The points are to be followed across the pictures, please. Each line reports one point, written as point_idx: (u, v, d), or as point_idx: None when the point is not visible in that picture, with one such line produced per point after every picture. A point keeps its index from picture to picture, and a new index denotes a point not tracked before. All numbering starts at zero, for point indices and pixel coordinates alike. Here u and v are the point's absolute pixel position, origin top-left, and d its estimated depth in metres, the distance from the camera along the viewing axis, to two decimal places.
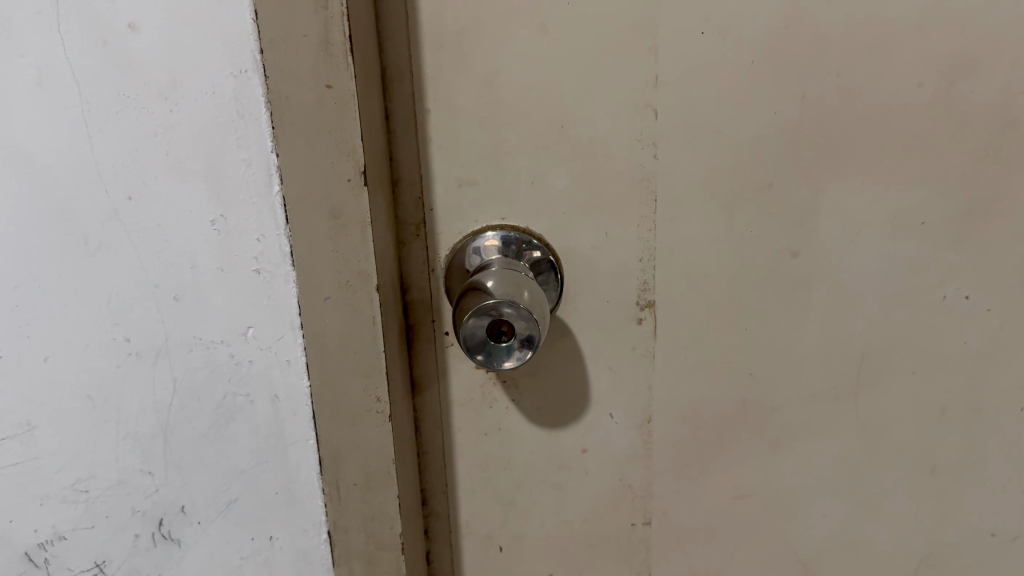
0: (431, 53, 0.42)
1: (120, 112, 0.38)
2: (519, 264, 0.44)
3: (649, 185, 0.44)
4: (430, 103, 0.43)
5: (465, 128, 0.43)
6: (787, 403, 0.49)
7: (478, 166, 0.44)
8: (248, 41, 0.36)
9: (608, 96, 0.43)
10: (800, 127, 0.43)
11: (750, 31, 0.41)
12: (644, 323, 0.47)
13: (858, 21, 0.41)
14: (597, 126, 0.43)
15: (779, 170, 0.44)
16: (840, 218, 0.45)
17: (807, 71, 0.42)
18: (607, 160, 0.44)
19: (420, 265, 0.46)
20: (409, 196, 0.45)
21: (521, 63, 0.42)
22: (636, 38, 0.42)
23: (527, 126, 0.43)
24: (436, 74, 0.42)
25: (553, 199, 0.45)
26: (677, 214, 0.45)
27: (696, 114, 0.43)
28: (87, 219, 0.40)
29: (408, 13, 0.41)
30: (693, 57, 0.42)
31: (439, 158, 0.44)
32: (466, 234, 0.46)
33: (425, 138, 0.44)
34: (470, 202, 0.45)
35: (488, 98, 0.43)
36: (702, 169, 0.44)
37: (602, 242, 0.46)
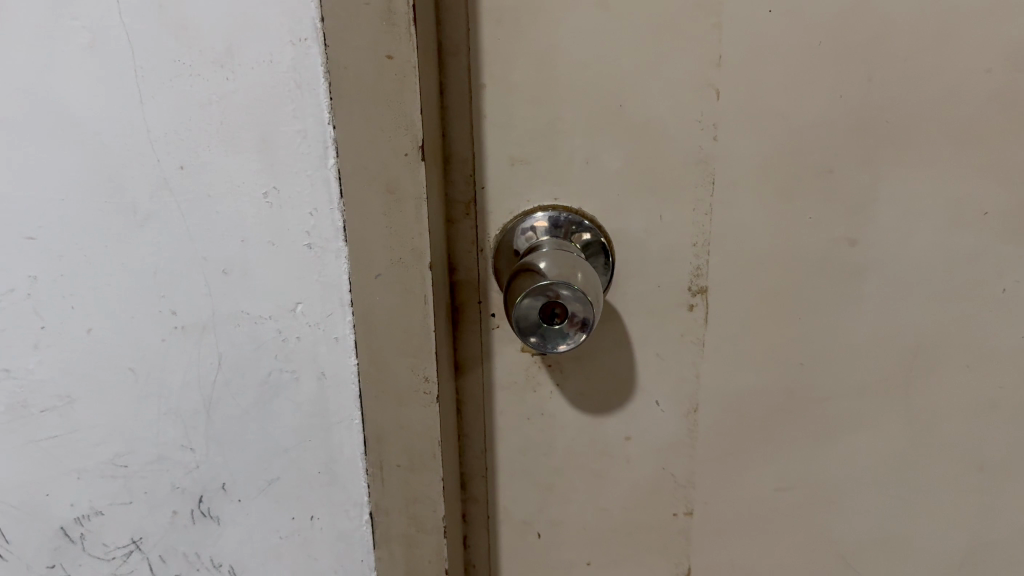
0: (488, 26, 0.41)
1: (174, 80, 0.37)
2: (570, 245, 0.43)
3: (706, 168, 0.43)
4: (486, 78, 0.42)
5: (519, 105, 0.43)
6: (836, 395, 0.48)
7: (531, 145, 0.43)
8: (307, 10, 0.35)
9: (669, 75, 0.41)
10: (864, 111, 0.42)
11: (817, 11, 0.40)
12: (695, 310, 0.46)
13: (928, 4, 0.40)
14: (654, 106, 0.42)
15: (841, 156, 0.43)
16: (902, 207, 0.44)
17: (875, 53, 0.41)
18: (664, 142, 0.43)
19: (469, 245, 0.46)
20: (460, 175, 0.44)
21: (579, 40, 0.41)
22: (701, 16, 0.40)
23: (584, 104, 0.42)
24: (492, 48, 0.42)
25: (607, 181, 0.44)
26: (733, 198, 0.44)
27: (759, 97, 0.42)
28: (137, 188, 0.39)
29: None
30: (759, 38, 0.41)
31: (492, 136, 0.43)
32: (516, 215, 0.45)
33: (478, 115, 0.43)
34: (522, 182, 0.44)
35: (544, 75, 0.42)
36: (762, 153, 0.43)
37: (655, 226, 0.45)
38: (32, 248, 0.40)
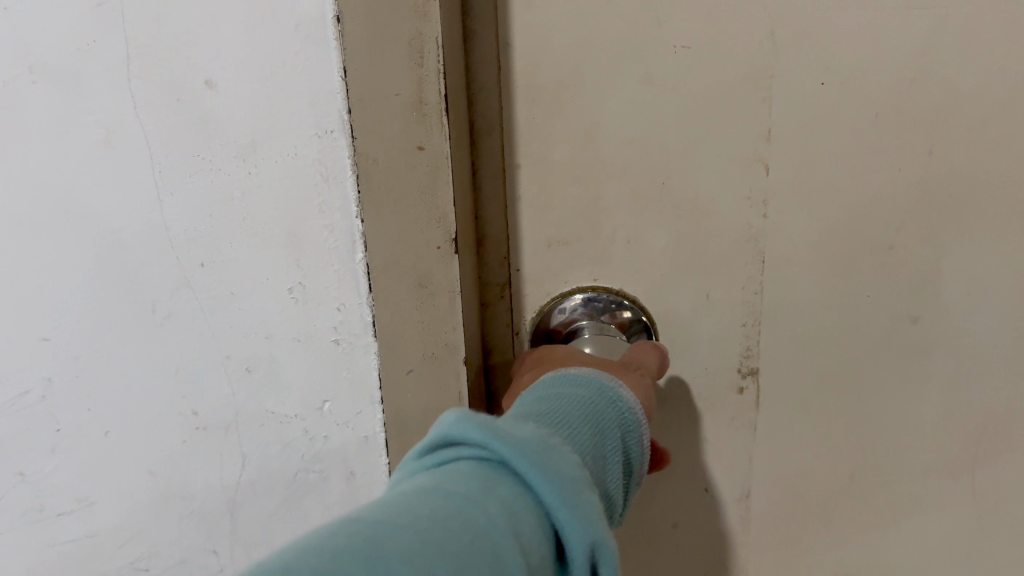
0: (523, 103, 0.40)
1: (195, 175, 0.35)
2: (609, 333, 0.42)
3: (757, 245, 0.41)
4: (520, 158, 0.41)
5: (556, 183, 0.42)
6: (901, 481, 0.44)
7: (570, 224, 0.42)
8: (334, 101, 0.33)
9: (717, 150, 0.39)
10: (927, 183, 0.39)
11: (873, 79, 0.37)
12: (745, 393, 0.44)
13: (991, 70, 0.36)
14: (700, 180, 0.40)
15: (903, 232, 0.39)
16: (974, 285, 0.40)
17: (940, 123, 0.37)
18: (710, 218, 0.41)
19: (505, 328, 0.45)
20: (495, 257, 0.44)
21: (621, 117, 0.40)
22: (749, 90, 0.38)
23: (626, 180, 0.41)
24: (528, 126, 0.41)
25: (650, 260, 0.42)
26: (786, 275, 0.41)
27: (813, 169, 0.39)
28: (156, 287, 0.37)
29: (499, 69, 0.40)
30: (811, 110, 0.38)
31: (530, 216, 0.43)
32: (553, 296, 0.44)
33: (514, 195, 0.42)
34: (560, 263, 0.43)
35: (585, 151, 0.41)
36: (817, 230, 0.40)
37: (702, 305, 0.43)
38: (47, 349, 0.38)
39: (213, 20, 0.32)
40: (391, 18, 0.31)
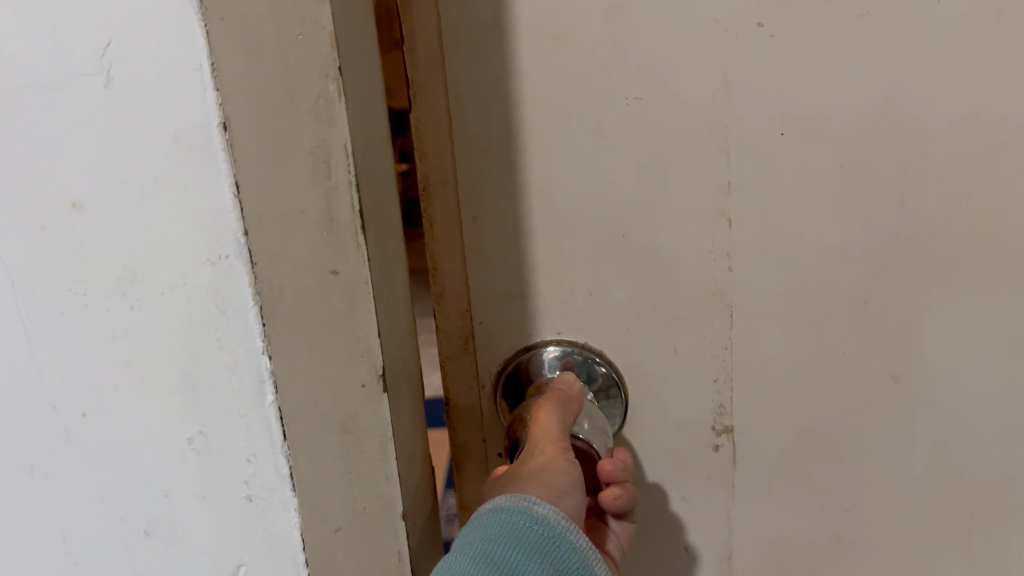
0: (469, 156, 0.36)
1: (71, 316, 0.32)
2: (592, 411, 0.37)
3: (723, 299, 0.38)
4: (475, 211, 0.37)
5: (511, 239, 0.37)
6: (891, 543, 0.42)
7: (528, 282, 0.38)
8: (229, 222, 0.29)
9: (675, 203, 0.36)
10: (901, 237, 0.36)
11: (838, 127, 0.34)
12: (720, 450, 0.41)
13: (965, 116, 0.34)
14: (660, 232, 0.37)
15: (879, 283, 0.37)
16: (957, 343, 0.38)
17: (908, 173, 0.35)
18: (673, 273, 0.37)
19: (469, 383, 0.41)
20: (455, 309, 0.39)
21: (571, 169, 0.36)
22: (704, 139, 0.35)
23: (582, 234, 0.37)
24: (479, 178, 0.36)
25: (613, 315, 0.39)
26: (756, 330, 0.38)
27: (777, 219, 0.36)
28: (34, 443, 0.35)
29: (449, 116, 0.35)
30: (771, 161, 0.35)
31: (488, 270, 0.38)
32: (519, 349, 0.40)
33: (468, 248, 0.38)
34: (522, 318, 0.39)
35: (541, 204, 0.37)
36: (786, 284, 0.37)
37: (669, 360, 0.39)
38: None
39: (82, 150, 0.30)
40: (289, 123, 0.26)
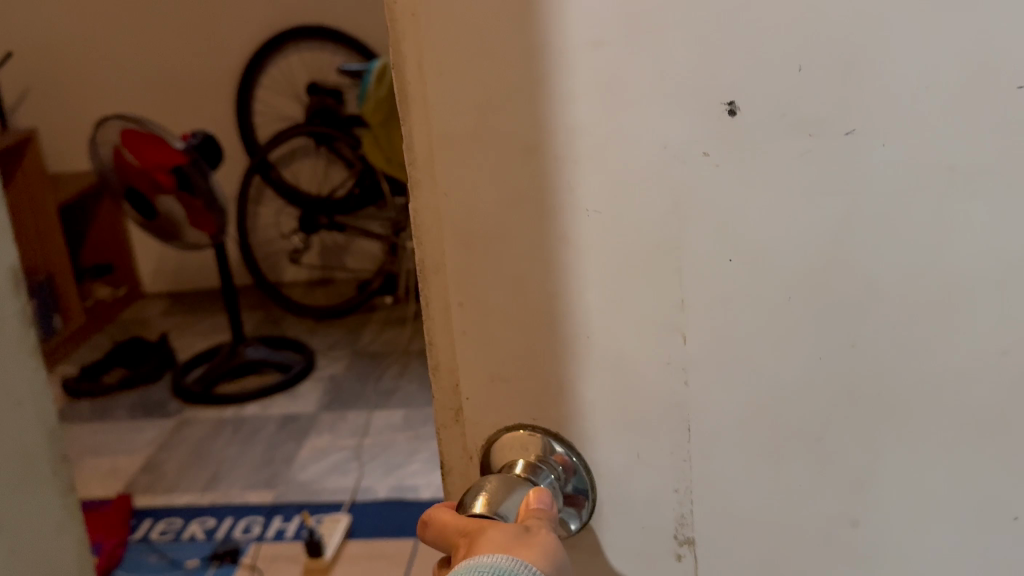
0: (454, 244, 0.36)
1: None
2: (513, 501, 0.35)
3: (682, 414, 0.37)
4: (463, 299, 0.37)
5: (492, 329, 0.38)
6: None
7: (507, 370, 0.38)
8: None
9: (634, 314, 0.35)
10: (855, 375, 0.35)
11: (782, 262, 0.34)
12: (684, 559, 0.40)
13: (912, 267, 0.33)
14: (620, 339, 0.36)
15: (830, 420, 0.36)
16: (917, 498, 0.36)
17: (859, 313, 0.34)
18: (633, 382, 0.37)
19: (460, 453, 0.42)
20: (448, 380, 0.40)
21: (545, 269, 0.36)
22: (661, 256, 0.34)
23: (553, 333, 0.37)
24: (464, 268, 0.37)
25: (581, 410, 0.38)
26: (712, 449, 0.37)
27: (728, 341, 0.35)
28: None
29: (438, 208, 0.36)
30: (721, 284, 0.34)
31: (471, 352, 0.38)
32: (501, 428, 0.40)
33: (456, 329, 0.38)
34: (501, 401, 0.39)
35: (521, 300, 0.37)
36: (739, 407, 0.36)
37: (633, 462, 0.38)
38: None
39: None
40: None
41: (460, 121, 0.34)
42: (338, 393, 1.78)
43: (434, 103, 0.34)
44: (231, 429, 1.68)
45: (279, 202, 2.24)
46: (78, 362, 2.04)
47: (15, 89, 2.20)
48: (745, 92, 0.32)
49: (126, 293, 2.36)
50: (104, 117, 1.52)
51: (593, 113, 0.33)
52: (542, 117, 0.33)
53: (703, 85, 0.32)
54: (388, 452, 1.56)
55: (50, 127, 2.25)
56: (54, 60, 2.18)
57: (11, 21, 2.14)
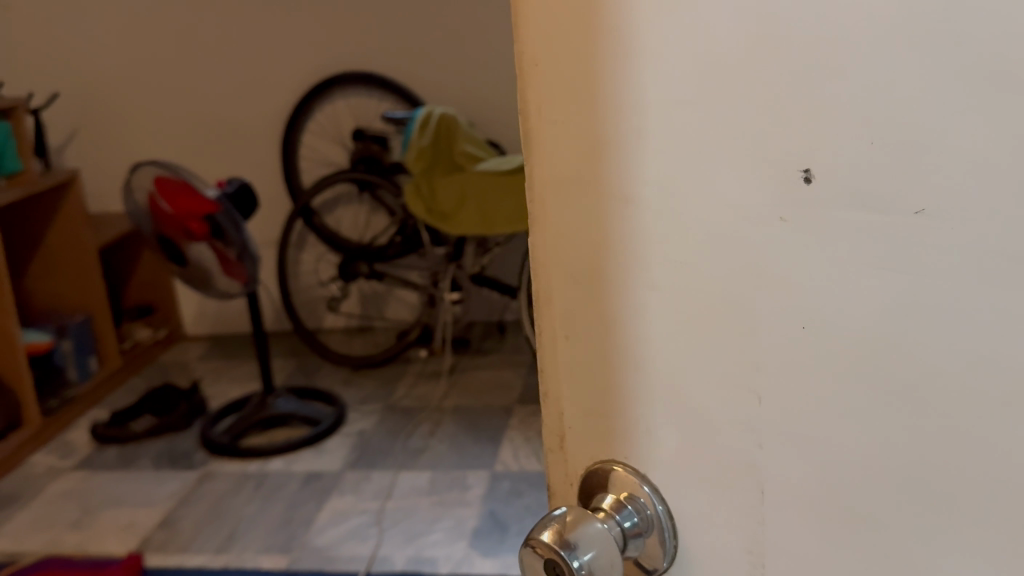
0: (557, 278, 0.35)
1: None
2: (586, 536, 0.33)
3: (756, 480, 0.33)
4: (568, 330, 0.36)
5: (589, 368, 0.36)
6: None
7: (604, 410, 0.36)
8: None
9: (718, 369, 0.33)
10: (915, 460, 0.30)
11: (841, 327, 0.30)
12: None
13: (969, 345, 0.28)
14: (701, 395, 0.33)
15: (889, 509, 0.31)
16: None
17: (917, 391, 0.29)
18: (710, 440, 0.34)
19: (562, 480, 0.40)
20: (553, 408, 0.38)
21: (642, 312, 0.34)
22: (742, 309, 0.32)
23: (643, 378, 0.35)
24: (570, 301, 0.35)
25: (665, 458, 0.35)
26: (779, 521, 0.34)
27: (796, 408, 0.32)
28: None
29: (552, 235, 0.35)
30: (796, 345, 0.31)
31: (573, 384, 0.37)
32: (597, 462, 0.38)
33: (559, 361, 0.37)
34: (599, 437, 0.37)
35: (619, 340, 0.35)
36: (801, 479, 0.33)
37: (709, 520, 0.35)
38: None
39: None
40: None
41: (564, 156, 0.33)
42: (364, 451, 1.74)
43: (541, 134, 0.33)
44: (252, 486, 1.65)
45: (321, 247, 2.27)
46: (112, 405, 2.04)
47: (70, 128, 2.30)
48: (826, 158, 0.29)
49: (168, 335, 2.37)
50: (138, 163, 1.52)
51: (677, 163, 0.31)
52: (637, 160, 0.32)
53: (781, 148, 0.29)
54: (410, 518, 1.51)
55: (101, 165, 2.33)
56: (110, 102, 2.27)
57: (75, 66, 2.24)
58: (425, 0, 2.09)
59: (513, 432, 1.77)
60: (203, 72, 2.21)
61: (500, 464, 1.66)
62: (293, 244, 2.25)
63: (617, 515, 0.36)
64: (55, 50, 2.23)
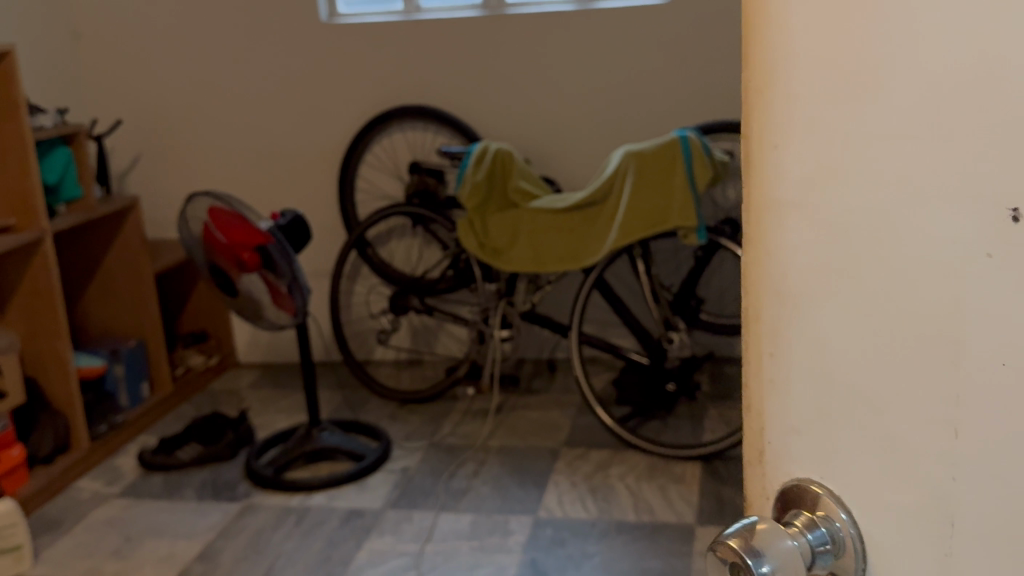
0: (770, 296, 0.36)
1: None
2: (765, 539, 0.35)
3: (948, 513, 0.32)
4: (770, 340, 0.37)
5: (788, 381, 0.37)
6: None
7: (803, 432, 0.37)
8: None
9: (914, 391, 0.32)
10: None
11: None
12: None
13: None
14: (891, 415, 0.33)
15: None
16: None
17: None
18: (900, 465, 0.33)
19: (760, 494, 0.40)
20: (754, 421, 0.39)
21: (840, 328, 0.34)
22: (944, 333, 0.31)
23: (837, 394, 0.35)
24: (772, 311, 0.36)
25: (859, 480, 0.35)
26: (972, 560, 0.32)
27: (996, 439, 0.30)
28: None
29: (761, 248, 0.36)
30: (998, 372, 0.30)
31: (772, 397, 0.37)
32: (792, 480, 0.38)
33: (764, 377, 0.38)
34: (791, 454, 0.37)
35: (816, 354, 0.35)
36: (999, 514, 0.30)
37: (902, 547, 0.34)
38: None
39: None
40: None
41: (787, 182, 0.34)
42: (406, 490, 1.72)
43: (769, 157, 0.35)
44: (294, 521, 1.63)
45: (372, 280, 2.30)
46: (160, 432, 2.05)
47: (133, 154, 2.37)
48: None
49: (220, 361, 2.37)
50: (193, 193, 1.56)
51: (892, 193, 0.31)
52: (854, 188, 0.32)
53: (997, 167, 0.29)
54: (449, 563, 1.48)
55: (161, 192, 2.39)
56: (172, 131, 2.33)
57: (141, 94, 2.31)
58: (486, 41, 2.12)
59: (558, 476, 1.74)
60: (263, 106, 2.26)
61: (543, 509, 1.63)
62: (347, 275, 2.30)
63: (807, 533, 0.36)
64: (124, 79, 2.31)
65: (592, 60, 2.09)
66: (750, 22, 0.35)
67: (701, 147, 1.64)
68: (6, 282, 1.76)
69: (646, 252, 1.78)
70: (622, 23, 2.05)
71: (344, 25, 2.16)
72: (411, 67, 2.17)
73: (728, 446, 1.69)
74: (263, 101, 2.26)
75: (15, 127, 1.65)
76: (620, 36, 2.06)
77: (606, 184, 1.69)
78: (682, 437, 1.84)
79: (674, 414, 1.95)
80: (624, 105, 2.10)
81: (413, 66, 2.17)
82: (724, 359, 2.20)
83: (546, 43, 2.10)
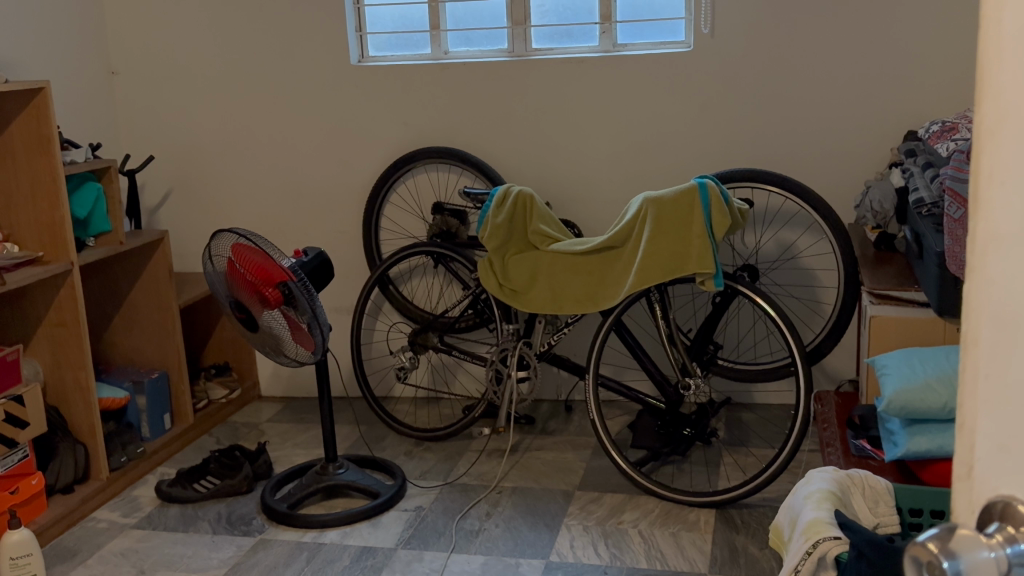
0: (990, 328, 0.42)
1: None
2: (962, 542, 0.41)
3: None
4: (986, 368, 0.43)
5: (999, 403, 0.42)
6: None
7: (1014, 447, 0.42)
8: None
9: None
10: None
11: None
12: None
13: None
14: None
15: None
16: None
17: None
18: None
19: (969, 505, 0.45)
20: (966, 437, 0.45)
21: None
22: None
23: None
24: (991, 337, 0.42)
25: None
26: None
27: None
28: None
29: (982, 284, 0.42)
30: None
31: (986, 414, 0.43)
32: (1005, 500, 0.42)
33: (978, 396, 0.43)
34: (1005, 469, 0.42)
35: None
36: None
37: None
38: None
39: None
40: None
41: (1010, 218, 0.40)
42: (419, 529, 1.72)
43: (996, 204, 0.41)
44: (305, 557, 1.63)
45: (394, 317, 2.33)
46: (179, 462, 2.06)
47: (164, 190, 2.41)
48: None
49: (241, 393, 2.39)
50: (219, 230, 1.59)
51: None
52: None
53: None
54: None
55: (189, 227, 2.42)
56: (202, 166, 2.37)
57: (173, 131, 2.36)
58: (511, 85, 2.16)
59: (571, 520, 1.73)
60: (291, 145, 2.31)
61: (555, 553, 1.62)
62: (368, 312, 2.33)
63: (1009, 545, 0.41)
64: (157, 115, 2.36)
65: (616, 105, 2.12)
66: (985, 83, 0.41)
67: (719, 195, 1.65)
68: (32, 310, 1.78)
69: (663, 296, 1.79)
70: (646, 70, 2.09)
71: (373, 67, 2.21)
72: (438, 110, 2.21)
73: (742, 494, 1.69)
74: (292, 141, 2.30)
75: (47, 161, 1.69)
76: (645, 83, 2.09)
77: (626, 228, 1.71)
78: (696, 483, 1.84)
79: (689, 460, 1.94)
80: (647, 150, 2.13)
81: (440, 108, 2.21)
82: (742, 406, 2.19)
83: (571, 88, 2.13)
